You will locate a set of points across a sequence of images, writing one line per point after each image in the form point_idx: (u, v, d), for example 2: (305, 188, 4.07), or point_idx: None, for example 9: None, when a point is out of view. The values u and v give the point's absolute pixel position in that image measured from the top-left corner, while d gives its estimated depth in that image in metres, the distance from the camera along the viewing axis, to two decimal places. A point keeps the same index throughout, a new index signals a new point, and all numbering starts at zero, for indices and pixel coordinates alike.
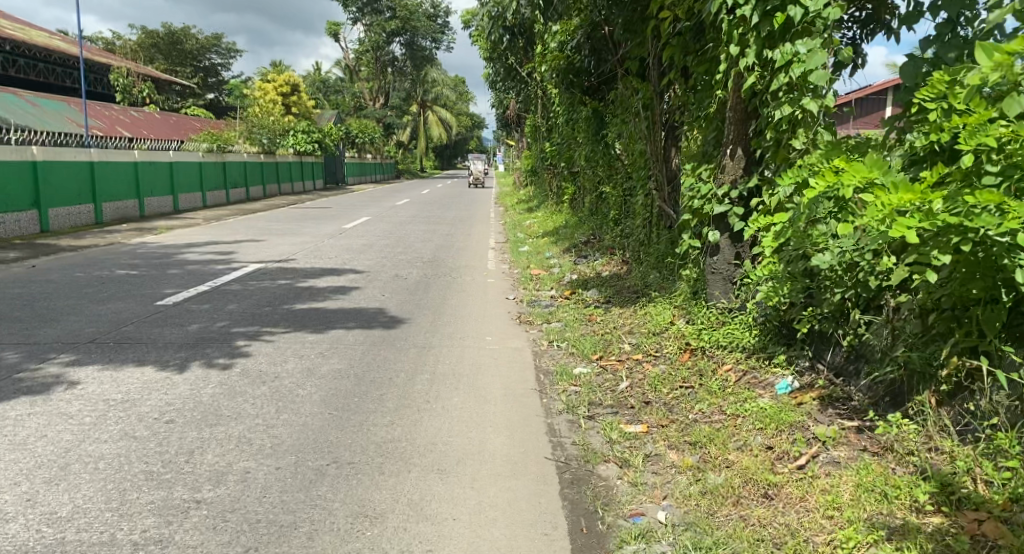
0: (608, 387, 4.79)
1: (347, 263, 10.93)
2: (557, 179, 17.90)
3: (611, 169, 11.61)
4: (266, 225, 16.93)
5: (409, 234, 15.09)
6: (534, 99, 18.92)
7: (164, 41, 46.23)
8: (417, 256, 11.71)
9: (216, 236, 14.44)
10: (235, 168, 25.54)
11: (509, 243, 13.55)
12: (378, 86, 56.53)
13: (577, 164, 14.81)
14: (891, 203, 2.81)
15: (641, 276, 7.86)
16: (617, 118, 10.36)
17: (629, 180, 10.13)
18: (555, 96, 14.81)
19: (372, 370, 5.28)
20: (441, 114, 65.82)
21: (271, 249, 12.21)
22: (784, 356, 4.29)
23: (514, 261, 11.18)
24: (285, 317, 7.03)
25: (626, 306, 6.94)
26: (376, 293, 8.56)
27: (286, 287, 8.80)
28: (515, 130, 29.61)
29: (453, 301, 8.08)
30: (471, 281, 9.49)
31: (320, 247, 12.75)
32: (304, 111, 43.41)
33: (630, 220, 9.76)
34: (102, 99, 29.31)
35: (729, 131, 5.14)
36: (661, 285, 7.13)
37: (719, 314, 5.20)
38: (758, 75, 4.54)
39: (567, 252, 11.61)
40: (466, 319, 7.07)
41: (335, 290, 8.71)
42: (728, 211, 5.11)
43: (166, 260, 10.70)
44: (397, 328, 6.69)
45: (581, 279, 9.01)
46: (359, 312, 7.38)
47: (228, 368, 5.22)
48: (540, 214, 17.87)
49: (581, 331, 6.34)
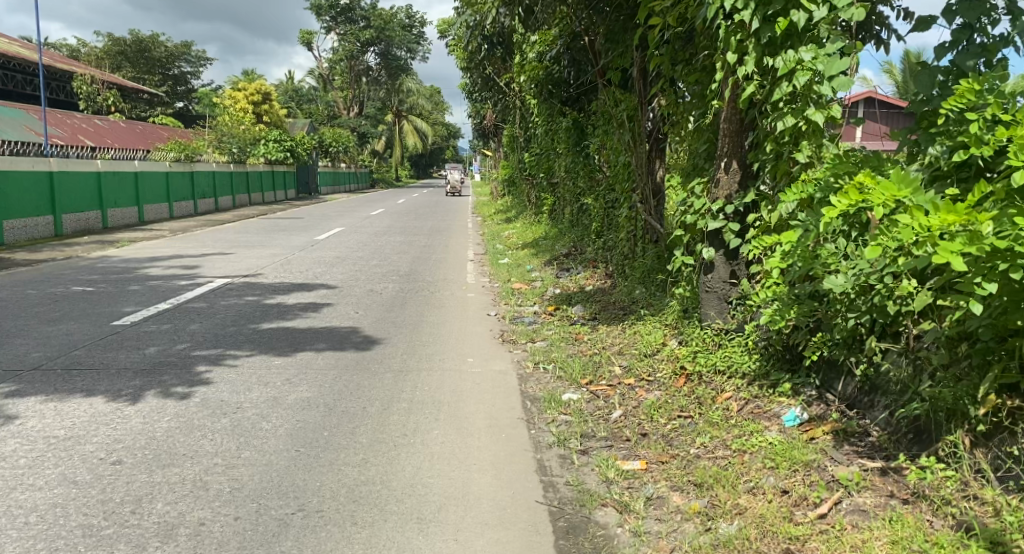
0: (600, 416, 4.45)
1: (319, 277, 10.50)
2: (536, 189, 17.64)
3: (593, 179, 11.35)
4: (235, 237, 16.40)
5: (385, 246, 14.69)
6: (510, 109, 18.67)
7: (131, 49, 45.39)
8: (393, 270, 11.31)
9: (181, 249, 13.89)
10: (204, 178, 24.92)
11: (488, 255, 13.20)
12: (352, 95, 56.04)
13: (557, 174, 14.54)
14: (931, 225, 2.53)
15: (627, 293, 7.62)
16: (598, 129, 10.10)
17: (611, 192, 9.87)
18: (533, 106, 14.55)
19: (344, 399, 4.89)
20: (416, 124, 65.46)
21: (240, 263, 11.74)
22: (789, 384, 3.99)
23: (494, 275, 10.83)
24: (250, 338, 6.60)
25: (614, 324, 6.63)
26: (349, 310, 8.15)
27: (254, 304, 8.36)
28: (491, 139, 29.40)
29: (431, 318, 7.71)
30: (449, 297, 9.12)
31: (291, 260, 12.30)
32: (276, 120, 42.78)
33: (613, 232, 9.48)
34: (65, 107, 28.50)
35: (722, 142, 4.86)
36: (649, 303, 6.83)
37: (716, 335, 4.90)
38: (757, 83, 4.26)
39: (548, 265, 11.30)
40: (446, 338, 6.70)
41: (306, 307, 8.28)
42: (723, 227, 4.82)
43: (127, 275, 10.19)
44: (371, 350, 6.29)
45: (564, 294, 8.70)
46: (331, 332, 6.96)
47: (185, 398, 4.79)
48: (518, 225, 17.57)
49: (567, 352, 6.01)
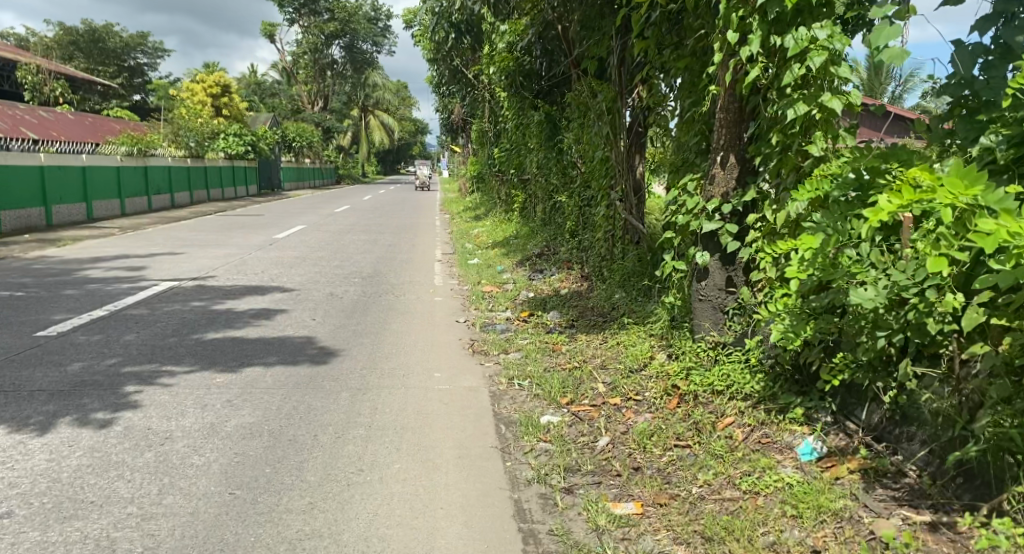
0: (585, 444, 3.93)
1: (276, 279, 9.83)
2: (506, 186, 17.10)
3: (567, 175, 10.86)
4: (188, 236, 15.55)
5: (348, 245, 14.02)
6: (480, 103, 18.09)
7: (83, 39, 43.74)
8: (355, 271, 10.66)
9: (129, 248, 13.03)
10: (159, 173, 23.91)
11: (456, 255, 12.61)
12: (317, 89, 54.89)
13: (527, 170, 14.01)
14: None
15: (607, 297, 7.18)
16: (573, 122, 9.60)
17: (586, 188, 9.38)
18: (504, 100, 14.00)
19: (292, 425, 4.28)
20: (383, 119, 64.45)
21: (190, 264, 10.98)
22: (801, 408, 3.50)
23: (463, 276, 10.27)
24: (192, 350, 5.92)
25: (595, 333, 6.12)
26: (306, 317, 7.49)
27: (201, 310, 7.66)
28: (460, 135, 28.79)
29: (395, 326, 7.10)
30: (415, 301, 8.53)
31: (246, 260, 11.58)
32: (236, 114, 41.56)
33: (590, 232, 8.99)
34: (9, 97, 27.10)
35: (718, 134, 4.38)
36: (631, 311, 6.33)
37: (712, 349, 4.42)
38: (762, 65, 3.75)
39: (520, 265, 10.78)
40: (411, 350, 6.11)
41: (259, 313, 7.61)
42: (719, 228, 4.33)
43: (63, 278, 9.39)
44: (328, 363, 5.67)
45: (538, 298, 8.17)
46: (284, 343, 6.32)
47: (106, 426, 4.12)
48: (488, 223, 17.01)
49: (544, 366, 5.47)
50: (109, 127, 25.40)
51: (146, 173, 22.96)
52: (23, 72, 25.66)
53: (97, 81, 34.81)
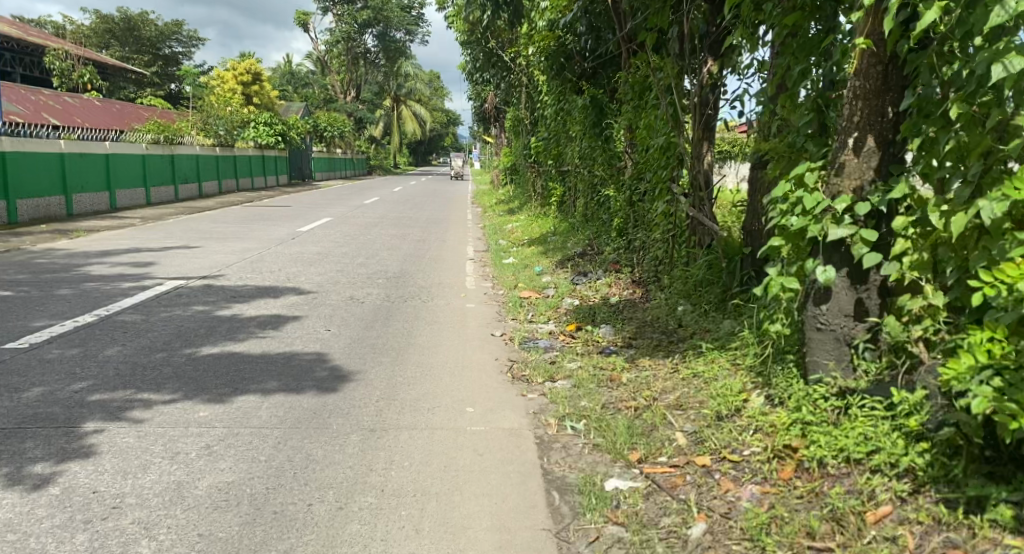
0: (673, 533, 2.86)
1: (292, 279, 8.90)
2: (543, 178, 15.99)
3: (617, 166, 9.73)
4: (208, 227, 14.76)
5: (375, 240, 13.09)
6: (516, 89, 17.00)
7: (118, 26, 43.57)
8: (380, 271, 9.68)
9: (142, 240, 12.24)
10: (185, 162, 23.29)
11: (489, 253, 11.58)
12: (349, 78, 54.26)
13: (567, 161, 12.92)
14: None
15: (672, 309, 6.13)
16: (625, 105, 8.48)
17: (639, 180, 8.29)
18: (543, 83, 12.88)
19: (281, 489, 3.27)
20: (416, 109, 63.57)
21: (202, 261, 10.11)
22: (1008, 506, 2.44)
23: (498, 278, 9.25)
24: (178, 370, 4.96)
25: (661, 359, 5.03)
26: (319, 327, 6.52)
27: (202, 316, 6.72)
28: (493, 125, 27.63)
29: (421, 341, 6.10)
30: (443, 308, 7.52)
31: (263, 257, 10.68)
32: (267, 102, 40.96)
33: (647, 231, 7.90)
34: (39, 84, 26.75)
35: (851, 110, 3.31)
36: (706, 334, 5.24)
37: (836, 398, 3.35)
38: (942, 5, 2.64)
39: (560, 266, 9.70)
40: (439, 374, 5.10)
41: (268, 321, 6.66)
42: (852, 234, 3.23)
43: (60, 275, 8.55)
44: (338, 392, 4.66)
45: (585, 308, 7.10)
46: (290, 361, 5.34)
47: (40, 487, 3.15)
48: (523, 217, 15.94)
49: (601, 402, 4.42)
50: (136, 115, 24.85)
51: (171, 161, 22.34)
52: (51, 57, 25.18)
53: (128, 68, 34.45)
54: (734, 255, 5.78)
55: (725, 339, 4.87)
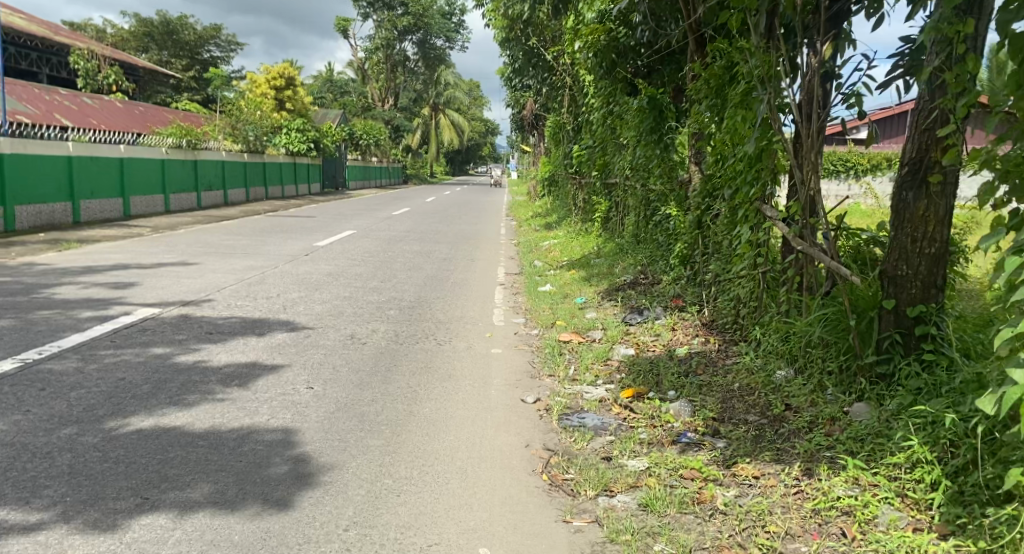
0: None
1: (287, 308, 7.49)
2: (585, 190, 14.39)
3: (681, 181, 8.14)
4: (217, 240, 13.53)
5: (397, 258, 11.69)
6: (558, 91, 15.38)
7: (157, 30, 43.08)
8: (394, 299, 8.21)
9: (139, 254, 11.03)
10: (210, 167, 22.34)
11: (523, 277, 10.10)
12: (388, 86, 53.51)
13: (613, 172, 11.40)
14: None
15: (768, 382, 4.56)
16: (695, 103, 6.99)
17: (715, 198, 6.69)
18: (589, 85, 11.39)
19: None
20: (454, 117, 62.31)
21: (193, 282, 8.79)
22: None
23: (534, 311, 7.74)
24: (81, 459, 3.53)
25: (774, 469, 3.48)
26: (300, 383, 5.04)
27: (157, 364, 5.29)
28: (531, 134, 26.27)
29: (428, 409, 4.58)
30: (464, 353, 6.02)
31: (264, 277, 9.33)
32: (301, 108, 40.12)
33: (723, 263, 6.36)
34: (68, 86, 26.24)
35: None
36: (835, 431, 3.68)
37: None
38: None
39: (606, 295, 8.16)
40: (447, 476, 3.60)
41: (236, 373, 5.20)
42: None
43: (18, 298, 7.29)
44: (289, 512, 3.16)
45: (643, 361, 5.57)
46: (244, 445, 3.87)
47: None
48: (562, 233, 14.40)
49: (689, 549, 2.86)
50: (160, 118, 23.95)
51: (194, 166, 21.30)
52: (77, 57, 24.60)
53: (162, 72, 33.93)
54: (866, 310, 4.14)
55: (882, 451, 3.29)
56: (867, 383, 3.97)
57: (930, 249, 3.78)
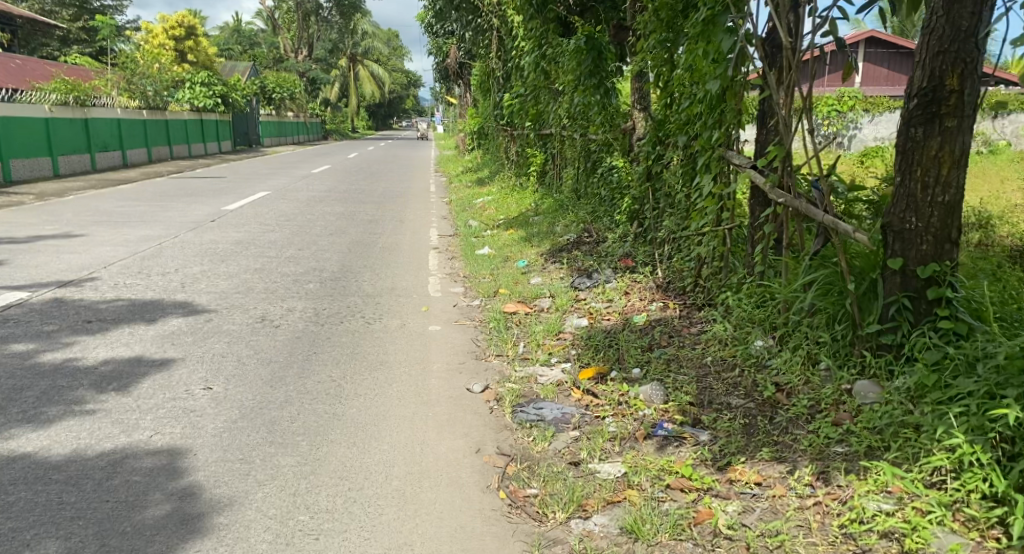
0: None
1: (186, 287, 6.48)
2: (518, 142, 13.59)
3: (623, 127, 7.43)
4: (111, 207, 12.11)
5: (317, 221, 10.67)
6: (484, 35, 14.36)
7: None
8: (313, 270, 7.29)
9: (14, 227, 9.62)
10: (103, 125, 20.34)
11: (457, 238, 9.30)
12: (301, 36, 50.74)
13: (548, 121, 10.65)
14: None
15: (747, 355, 3.97)
16: (642, 39, 6.24)
17: (667, 145, 6.01)
18: (518, 26, 10.51)
19: None
20: (374, 69, 59.88)
21: (74, 258, 7.60)
22: None
23: (471, 278, 6.98)
24: None
25: (780, 470, 2.89)
26: (195, 383, 4.14)
27: (13, 364, 4.27)
28: (456, 83, 25.15)
29: (355, 410, 3.80)
30: (396, 333, 5.23)
31: (162, 249, 8.20)
32: (205, 60, 37.46)
33: (681, 218, 5.73)
34: None
35: None
36: (844, 419, 3.12)
37: None
38: None
39: (549, 256, 7.47)
40: (381, 505, 2.87)
41: (115, 372, 4.25)
42: None
43: None
44: None
45: (600, 332, 4.91)
46: (113, 475, 2.98)
47: None
48: (495, 189, 13.62)
49: None
50: (41, 72, 21.61)
51: (84, 126, 19.29)
52: None
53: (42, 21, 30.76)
54: (865, 272, 3.59)
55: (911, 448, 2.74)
56: (869, 357, 3.43)
57: (943, 198, 3.20)
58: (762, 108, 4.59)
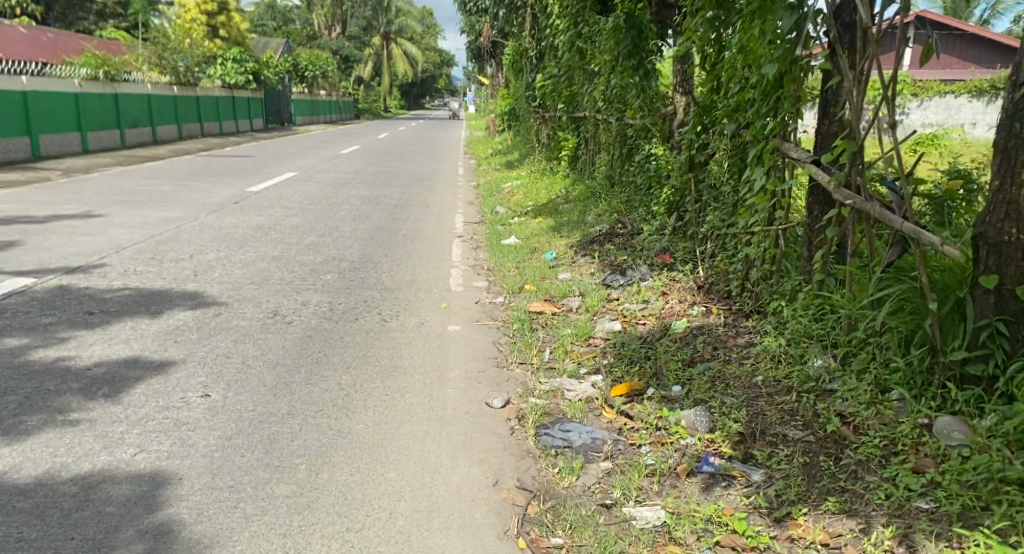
0: None
1: (198, 275, 6.17)
2: (550, 124, 13.09)
3: (663, 111, 6.91)
4: (135, 185, 11.91)
5: (340, 205, 10.34)
6: (518, 13, 13.84)
7: None
8: (332, 259, 6.94)
9: (34, 206, 9.43)
10: (134, 101, 20.23)
11: (484, 226, 8.89)
12: (334, 13, 50.42)
13: (582, 104, 10.14)
14: None
15: (805, 377, 3.50)
16: (688, 16, 5.71)
17: (713, 133, 5.50)
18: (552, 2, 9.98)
19: None
20: (407, 47, 59.39)
21: (88, 240, 7.35)
22: None
23: (497, 271, 6.57)
24: None
25: (851, 528, 2.45)
26: (193, 390, 3.79)
27: (2, 362, 3.98)
28: (489, 63, 24.64)
29: (362, 427, 3.42)
30: (413, 333, 4.84)
31: (179, 233, 7.92)
32: (238, 36, 37.33)
33: (727, 214, 5.23)
34: None
35: None
36: (927, 467, 2.65)
37: None
38: None
39: (580, 248, 7.02)
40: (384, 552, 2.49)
41: (110, 374, 3.93)
42: None
43: None
44: None
45: (635, 339, 4.47)
46: (83, 506, 2.64)
47: None
48: (525, 173, 13.17)
49: None
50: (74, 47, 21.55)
51: (115, 101, 19.18)
52: None
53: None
54: (950, 289, 3.09)
55: (1019, 515, 2.28)
56: (954, 389, 2.95)
57: None
58: (826, 96, 4.05)
